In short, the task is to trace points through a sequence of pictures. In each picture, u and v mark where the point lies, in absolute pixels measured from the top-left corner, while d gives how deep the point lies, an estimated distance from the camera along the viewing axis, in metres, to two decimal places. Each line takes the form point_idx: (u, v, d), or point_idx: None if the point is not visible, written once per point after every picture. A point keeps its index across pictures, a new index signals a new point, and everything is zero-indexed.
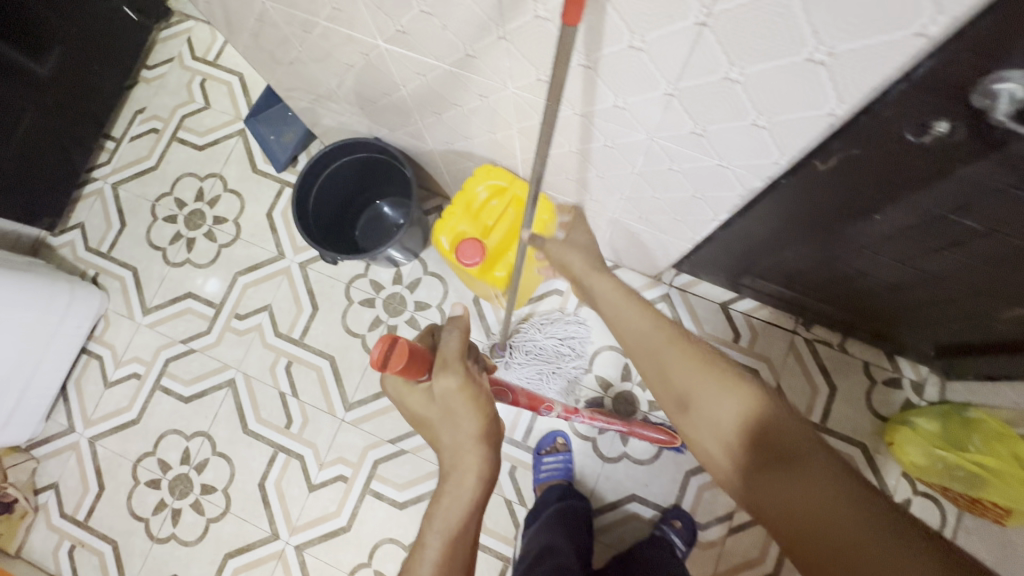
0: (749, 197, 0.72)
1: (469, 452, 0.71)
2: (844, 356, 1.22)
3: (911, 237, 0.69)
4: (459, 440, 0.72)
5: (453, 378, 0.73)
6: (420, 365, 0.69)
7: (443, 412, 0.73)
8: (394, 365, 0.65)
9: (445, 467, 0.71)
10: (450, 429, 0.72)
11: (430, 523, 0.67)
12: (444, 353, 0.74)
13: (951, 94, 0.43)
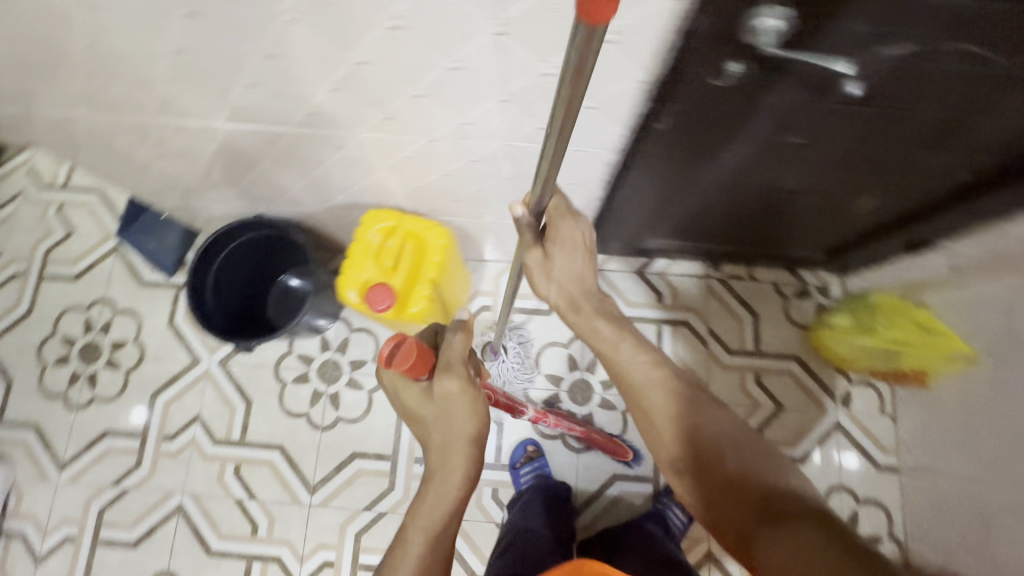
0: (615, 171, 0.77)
1: (458, 453, 0.75)
2: (756, 283, 1.31)
3: (759, 163, 0.77)
4: (448, 443, 0.75)
5: (453, 384, 0.74)
6: (423, 364, 0.72)
7: (438, 413, 0.76)
8: (400, 364, 0.71)
9: (434, 464, 0.76)
10: (444, 432, 0.76)
11: (415, 518, 0.73)
12: (446, 356, 0.76)
13: (728, 40, 0.49)
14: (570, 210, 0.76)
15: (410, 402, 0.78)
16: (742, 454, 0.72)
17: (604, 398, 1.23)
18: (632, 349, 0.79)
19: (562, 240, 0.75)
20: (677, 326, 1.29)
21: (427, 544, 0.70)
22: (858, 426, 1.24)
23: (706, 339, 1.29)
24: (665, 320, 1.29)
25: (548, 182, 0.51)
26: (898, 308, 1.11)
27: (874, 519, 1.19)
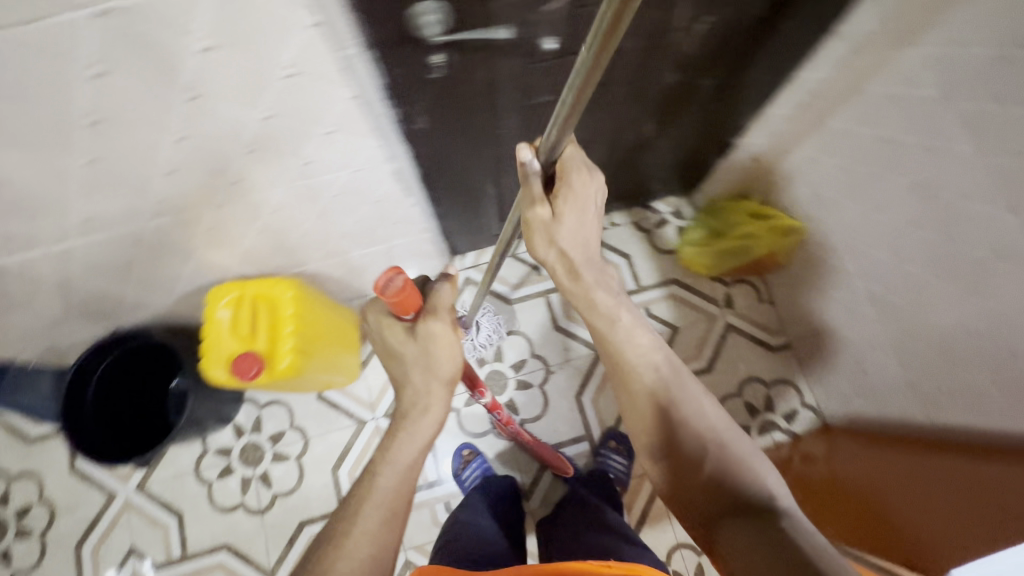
0: (411, 177, 0.81)
1: (435, 394, 0.76)
2: (620, 228, 1.40)
3: (536, 128, 0.84)
4: (424, 387, 0.75)
5: (441, 327, 0.73)
6: (414, 299, 0.69)
7: (417, 354, 0.74)
8: (391, 297, 0.67)
9: (413, 401, 0.76)
10: (422, 373, 0.75)
11: (393, 453, 0.74)
12: (436, 302, 0.74)
13: (408, 40, 0.54)
14: (586, 163, 0.68)
15: (380, 344, 0.77)
16: (725, 449, 0.69)
17: (520, 380, 1.28)
18: (630, 327, 0.74)
19: (573, 195, 0.67)
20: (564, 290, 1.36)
21: (401, 479, 0.72)
22: (746, 321, 1.34)
23: None
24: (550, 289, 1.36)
25: (568, 121, 0.47)
26: (739, 205, 1.26)
27: (787, 395, 1.30)
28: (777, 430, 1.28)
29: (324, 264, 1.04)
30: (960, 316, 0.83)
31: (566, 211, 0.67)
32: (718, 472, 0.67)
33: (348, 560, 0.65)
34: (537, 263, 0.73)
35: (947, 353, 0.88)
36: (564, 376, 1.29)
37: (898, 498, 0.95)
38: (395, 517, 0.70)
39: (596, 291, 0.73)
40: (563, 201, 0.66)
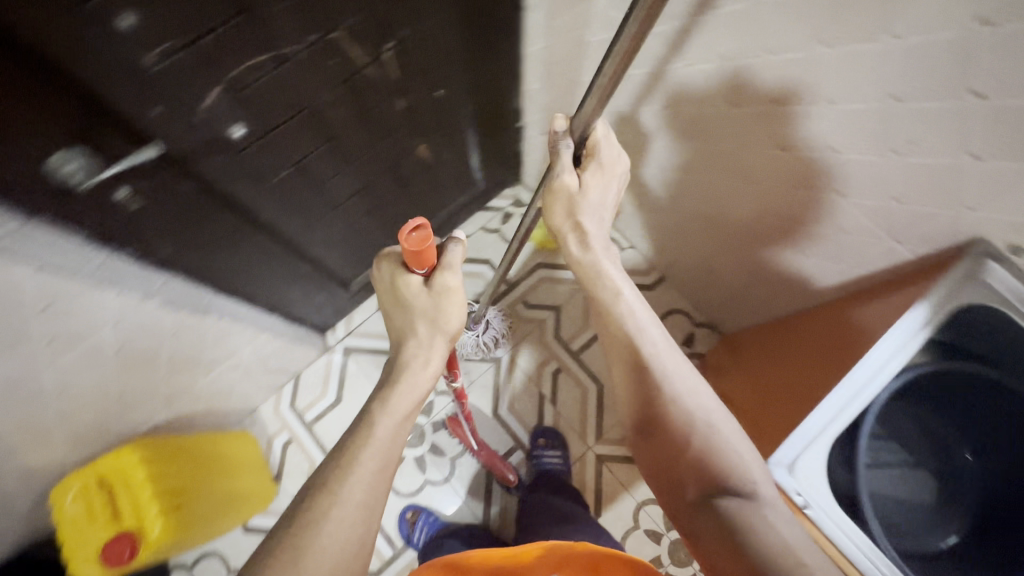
0: (195, 292, 0.79)
1: (437, 350, 0.69)
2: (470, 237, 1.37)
3: (297, 198, 0.82)
4: (427, 340, 0.69)
5: (456, 284, 0.69)
6: (429, 256, 0.65)
7: (427, 311, 0.69)
8: (412, 247, 0.63)
9: (412, 341, 0.69)
10: (428, 325, 0.69)
11: (391, 402, 0.64)
12: (450, 261, 0.69)
13: (61, 194, 0.52)
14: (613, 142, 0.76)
15: (389, 292, 0.71)
16: (712, 431, 0.64)
17: (434, 421, 1.26)
18: (635, 301, 0.73)
19: (599, 170, 0.75)
20: None
21: (400, 428, 0.63)
22: None
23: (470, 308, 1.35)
24: None
25: (605, 93, 0.59)
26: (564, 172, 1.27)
27: (679, 322, 1.34)
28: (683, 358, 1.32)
29: (170, 408, 0.98)
30: (748, 204, 0.90)
31: (587, 180, 0.75)
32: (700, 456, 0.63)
33: (342, 505, 0.55)
34: (553, 234, 0.79)
35: (757, 237, 0.94)
36: (474, 398, 1.28)
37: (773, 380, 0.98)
38: (387, 469, 0.60)
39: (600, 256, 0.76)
40: (589, 175, 0.75)
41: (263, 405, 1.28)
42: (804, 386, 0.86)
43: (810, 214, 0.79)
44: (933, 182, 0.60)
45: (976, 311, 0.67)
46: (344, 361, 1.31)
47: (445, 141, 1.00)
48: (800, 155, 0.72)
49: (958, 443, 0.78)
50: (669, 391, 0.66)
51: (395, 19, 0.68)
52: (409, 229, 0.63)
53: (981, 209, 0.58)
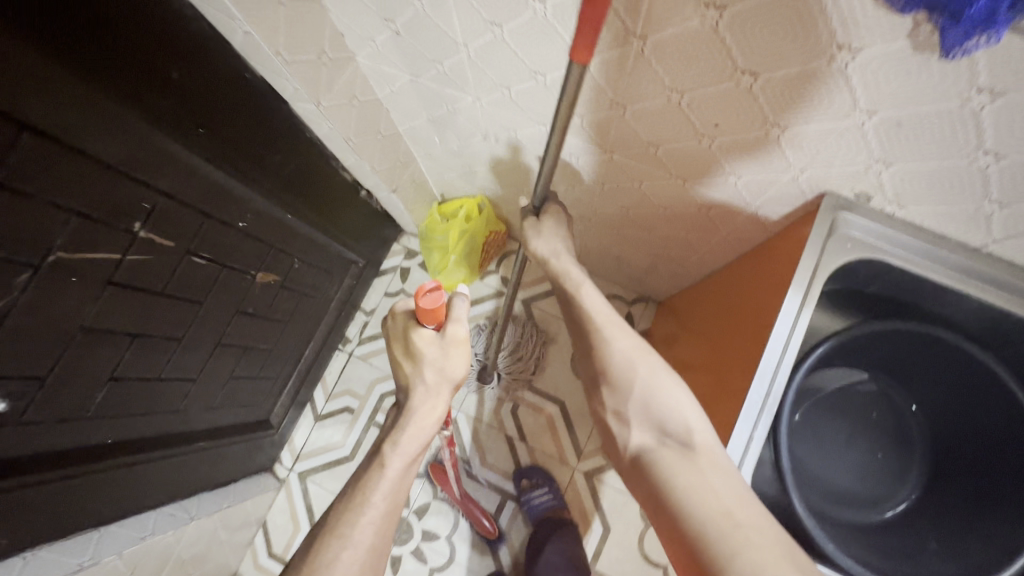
0: (71, 544, 0.73)
1: (442, 397, 0.69)
2: (377, 309, 1.31)
3: (136, 402, 0.72)
4: (434, 388, 0.68)
5: (464, 336, 0.67)
6: (439, 312, 0.64)
7: (434, 360, 0.67)
8: (426, 303, 0.62)
9: (422, 385, 0.69)
10: (435, 372, 0.68)
11: (400, 448, 0.65)
12: (457, 315, 0.66)
13: None
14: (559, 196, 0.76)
15: (400, 347, 0.70)
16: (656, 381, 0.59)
17: (416, 508, 1.20)
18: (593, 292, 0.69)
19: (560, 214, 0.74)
20: (386, 401, 1.26)
21: (407, 470, 0.65)
22: (536, 281, 1.31)
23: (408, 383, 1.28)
24: (370, 415, 1.25)
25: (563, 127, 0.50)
26: (438, 210, 1.19)
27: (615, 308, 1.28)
28: None
29: None
30: (612, 199, 0.84)
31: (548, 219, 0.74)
32: (642, 406, 0.59)
33: (355, 546, 0.57)
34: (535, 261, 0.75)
35: (637, 223, 0.88)
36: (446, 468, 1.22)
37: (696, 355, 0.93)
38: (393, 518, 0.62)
39: (571, 266, 0.72)
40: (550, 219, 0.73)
41: (241, 566, 1.20)
42: (711, 354, 0.82)
43: (667, 199, 0.73)
44: (754, 156, 0.54)
45: (850, 266, 0.56)
46: (304, 486, 1.23)
47: (285, 256, 0.90)
48: (628, 154, 0.66)
49: (896, 392, 0.64)
50: (610, 351, 0.62)
51: (127, 196, 0.58)
52: (426, 289, 0.63)
53: (810, 169, 0.51)
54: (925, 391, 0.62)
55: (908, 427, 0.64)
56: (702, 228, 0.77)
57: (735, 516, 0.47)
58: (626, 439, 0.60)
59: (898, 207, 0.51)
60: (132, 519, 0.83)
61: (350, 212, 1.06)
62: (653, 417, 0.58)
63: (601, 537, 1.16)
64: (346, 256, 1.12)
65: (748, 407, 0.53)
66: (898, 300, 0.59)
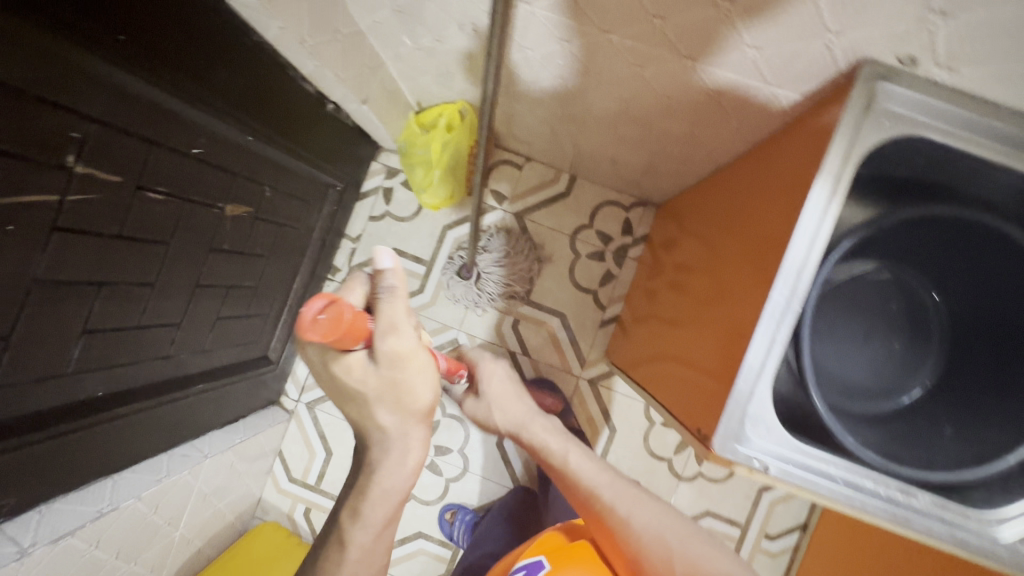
0: (85, 493, 0.72)
1: (412, 432, 0.64)
2: (363, 235, 1.24)
3: (120, 352, 0.68)
4: (398, 429, 0.63)
5: (405, 352, 0.55)
6: (350, 337, 0.49)
7: (382, 387, 0.57)
8: (320, 333, 0.46)
9: (388, 440, 0.64)
10: (392, 410, 0.61)
11: (363, 518, 0.67)
12: (387, 320, 0.54)
13: None
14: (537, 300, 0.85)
15: None
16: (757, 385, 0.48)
17: None
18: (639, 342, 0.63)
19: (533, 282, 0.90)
20: None
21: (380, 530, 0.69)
22: (529, 192, 1.22)
23: None
24: None
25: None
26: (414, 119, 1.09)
27: (613, 215, 1.22)
28: (629, 248, 1.21)
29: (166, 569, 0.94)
30: (609, 92, 0.75)
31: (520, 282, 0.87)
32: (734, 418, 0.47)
33: None
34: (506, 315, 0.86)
35: (636, 117, 0.79)
36: None
37: (697, 256, 0.89)
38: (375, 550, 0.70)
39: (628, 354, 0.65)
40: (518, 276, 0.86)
41: (265, 493, 1.24)
42: (714, 254, 0.77)
43: (672, 86, 0.65)
44: (782, 21, 0.45)
45: (882, 148, 0.50)
46: (313, 416, 1.24)
47: (253, 185, 0.82)
48: (629, 33, 0.57)
49: (913, 275, 0.61)
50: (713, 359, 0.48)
51: (50, 126, 0.49)
52: (313, 317, 0.45)
53: (848, 32, 0.44)
54: (951, 281, 0.59)
55: (928, 317, 0.61)
56: (709, 117, 0.70)
57: None
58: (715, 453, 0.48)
59: (947, 70, 0.44)
60: (144, 464, 0.83)
61: (318, 128, 0.95)
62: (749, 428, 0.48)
63: (609, 438, 1.20)
64: (320, 180, 1.02)
65: (772, 306, 0.48)
66: (931, 183, 0.55)
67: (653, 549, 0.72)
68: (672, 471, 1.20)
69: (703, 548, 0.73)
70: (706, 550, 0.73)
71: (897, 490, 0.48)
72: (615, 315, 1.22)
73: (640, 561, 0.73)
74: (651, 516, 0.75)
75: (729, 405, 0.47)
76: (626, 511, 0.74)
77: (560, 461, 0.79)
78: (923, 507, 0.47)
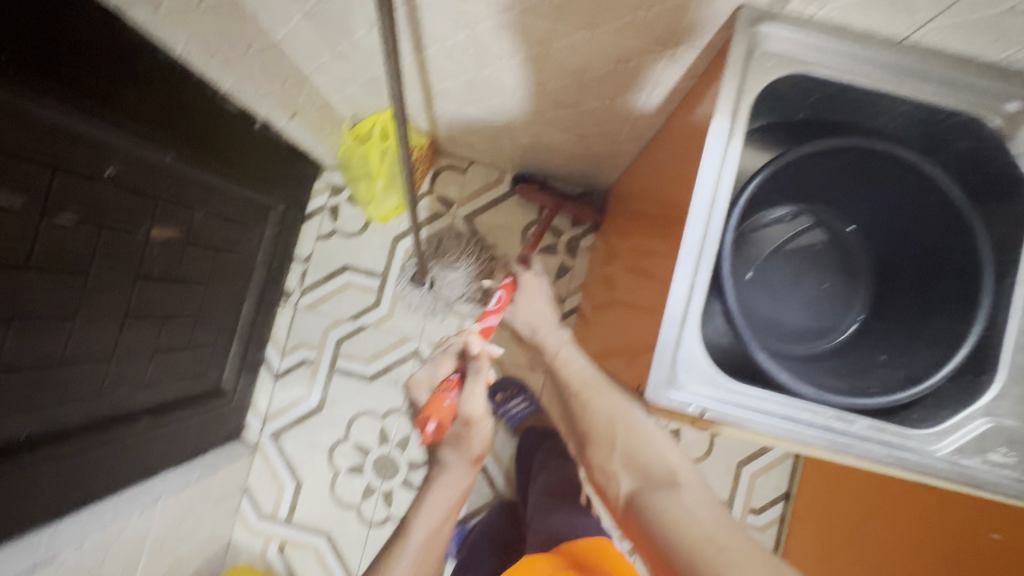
0: (15, 548, 0.67)
1: (464, 467, 0.82)
2: (314, 255, 1.22)
3: (47, 390, 0.65)
4: (454, 463, 0.81)
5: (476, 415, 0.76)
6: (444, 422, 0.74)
7: (454, 432, 0.78)
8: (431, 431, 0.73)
9: (448, 464, 0.81)
10: (454, 448, 0.80)
11: (421, 518, 0.79)
12: (470, 395, 0.74)
13: None
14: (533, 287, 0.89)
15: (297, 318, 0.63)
16: (687, 330, 0.47)
17: (398, 442, 1.19)
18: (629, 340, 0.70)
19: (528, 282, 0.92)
20: (325, 380, 1.20)
21: (427, 544, 0.78)
22: (475, 194, 1.23)
23: (331, 360, 1.20)
24: (323, 385, 1.20)
25: None
26: (351, 133, 1.10)
27: None
28: (581, 238, 1.22)
29: None
30: (526, 76, 0.76)
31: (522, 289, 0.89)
32: (671, 365, 0.47)
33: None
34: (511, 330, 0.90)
35: (558, 100, 0.81)
36: None
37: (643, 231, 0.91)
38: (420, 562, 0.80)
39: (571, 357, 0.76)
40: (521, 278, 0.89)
41: (235, 534, 1.19)
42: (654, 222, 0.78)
43: (581, 60, 0.66)
44: None
45: (775, 89, 0.52)
46: (278, 446, 1.20)
47: (180, 207, 0.80)
48: (527, 8, 0.58)
49: (831, 216, 0.63)
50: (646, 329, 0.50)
51: None
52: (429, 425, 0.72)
53: None
54: (864, 213, 0.61)
55: (847, 248, 0.63)
56: (624, 88, 0.71)
57: (719, 542, 0.52)
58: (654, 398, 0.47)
59: (818, 5, 0.46)
60: (86, 511, 0.78)
61: (250, 149, 0.94)
62: (693, 383, 0.47)
63: None
64: (258, 201, 1.01)
65: (686, 248, 0.48)
66: (830, 122, 0.56)
67: (602, 428, 0.66)
68: None
69: (659, 441, 0.64)
70: (662, 439, 0.65)
71: (836, 418, 0.48)
72: (575, 306, 1.22)
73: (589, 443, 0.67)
74: (615, 399, 0.69)
75: (658, 351, 0.47)
76: (586, 394, 0.69)
77: (551, 356, 0.77)
78: (862, 432, 0.47)
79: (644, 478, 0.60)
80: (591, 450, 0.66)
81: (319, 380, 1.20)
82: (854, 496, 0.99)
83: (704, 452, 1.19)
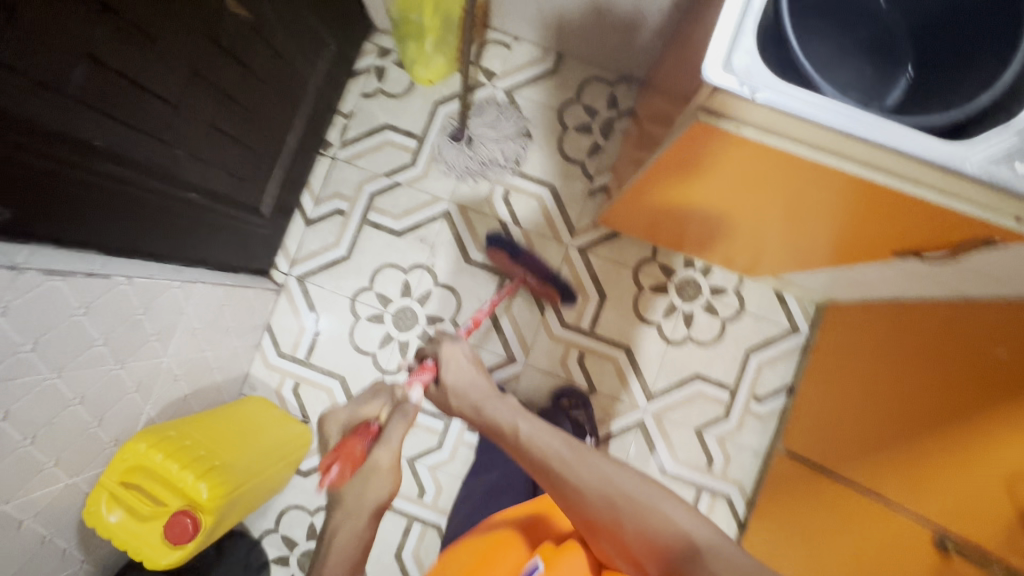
0: (73, 254, 0.72)
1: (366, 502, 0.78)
2: (356, 111, 1.26)
3: (126, 108, 0.70)
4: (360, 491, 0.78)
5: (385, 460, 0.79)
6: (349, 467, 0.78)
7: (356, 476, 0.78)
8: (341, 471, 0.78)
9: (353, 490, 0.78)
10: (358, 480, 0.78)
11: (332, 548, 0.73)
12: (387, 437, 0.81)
13: None
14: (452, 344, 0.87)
15: None
16: (741, 21, 0.51)
17: (418, 296, 1.22)
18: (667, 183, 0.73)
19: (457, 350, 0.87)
20: (355, 230, 1.24)
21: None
22: (517, 70, 1.27)
23: (363, 212, 1.24)
24: (352, 234, 1.24)
25: None
26: None
27: (598, 91, 1.26)
28: (615, 121, 1.25)
29: (153, 397, 0.93)
30: None
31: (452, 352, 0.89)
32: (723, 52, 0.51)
33: None
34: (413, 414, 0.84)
35: None
36: (443, 258, 1.23)
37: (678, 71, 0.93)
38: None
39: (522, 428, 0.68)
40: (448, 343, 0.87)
41: (253, 368, 1.22)
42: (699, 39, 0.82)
43: None
44: None
45: None
46: (303, 288, 1.24)
47: None
48: None
49: None
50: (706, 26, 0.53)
51: None
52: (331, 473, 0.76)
53: None
54: None
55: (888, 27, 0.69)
56: None
57: None
58: (707, 81, 0.51)
59: None
60: (134, 260, 0.83)
61: None
62: (742, 67, 0.51)
63: (597, 304, 1.23)
64: (315, 28, 1.05)
65: None
66: None
67: (600, 517, 0.58)
68: (661, 335, 1.23)
69: (656, 496, 0.57)
70: (667, 502, 0.56)
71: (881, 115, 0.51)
72: (602, 186, 1.25)
73: (593, 524, 0.59)
74: (599, 478, 0.59)
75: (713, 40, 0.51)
76: (561, 470, 0.61)
77: (512, 438, 0.68)
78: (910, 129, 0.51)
79: (666, 564, 0.53)
80: (605, 540, 0.59)
81: (349, 230, 1.24)
82: (856, 363, 1.02)
83: (714, 337, 1.22)
